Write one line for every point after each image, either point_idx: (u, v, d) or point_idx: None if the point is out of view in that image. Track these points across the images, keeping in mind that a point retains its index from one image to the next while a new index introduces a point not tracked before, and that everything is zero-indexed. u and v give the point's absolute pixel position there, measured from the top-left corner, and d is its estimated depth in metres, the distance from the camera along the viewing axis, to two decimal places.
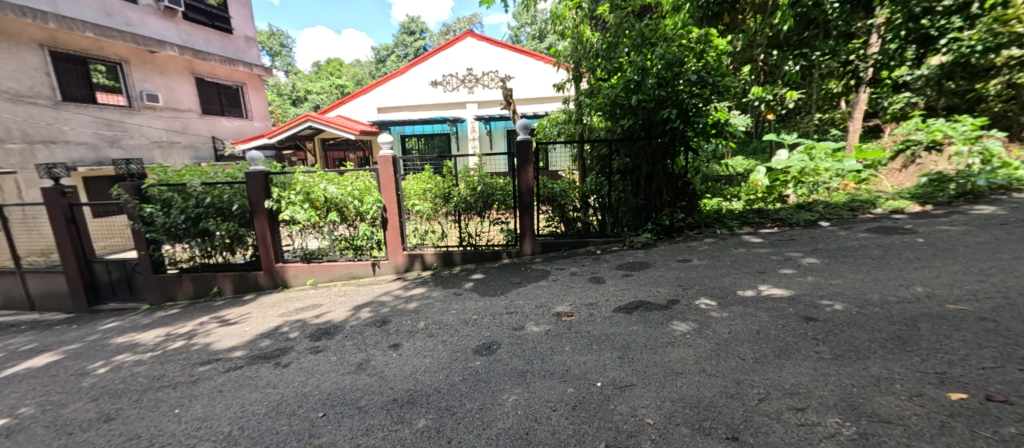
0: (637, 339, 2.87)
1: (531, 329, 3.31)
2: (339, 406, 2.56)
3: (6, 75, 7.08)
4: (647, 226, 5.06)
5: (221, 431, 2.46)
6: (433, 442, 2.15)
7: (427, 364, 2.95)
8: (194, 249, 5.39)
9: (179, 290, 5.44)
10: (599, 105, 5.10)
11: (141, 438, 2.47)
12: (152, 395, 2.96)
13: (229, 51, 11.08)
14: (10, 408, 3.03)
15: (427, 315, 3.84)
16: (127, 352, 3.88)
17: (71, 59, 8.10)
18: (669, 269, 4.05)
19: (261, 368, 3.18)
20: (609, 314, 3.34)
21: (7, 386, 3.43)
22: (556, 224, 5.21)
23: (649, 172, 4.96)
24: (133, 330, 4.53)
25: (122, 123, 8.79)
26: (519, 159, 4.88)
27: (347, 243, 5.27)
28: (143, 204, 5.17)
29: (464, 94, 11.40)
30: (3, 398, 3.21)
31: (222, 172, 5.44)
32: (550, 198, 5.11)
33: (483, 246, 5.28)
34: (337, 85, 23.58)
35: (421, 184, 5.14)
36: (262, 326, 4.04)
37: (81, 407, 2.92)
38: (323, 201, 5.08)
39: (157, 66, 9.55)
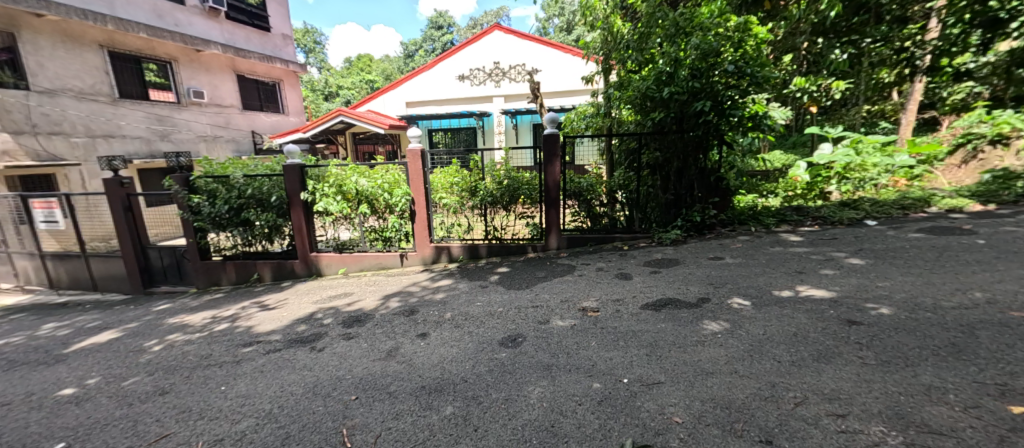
0: (665, 337, 2.82)
1: (556, 323, 3.30)
2: (370, 391, 2.64)
3: (71, 75, 7.63)
4: (677, 223, 4.95)
5: (262, 408, 2.58)
6: (461, 430, 2.19)
7: (454, 354, 3.00)
8: (237, 238, 5.66)
9: (223, 275, 5.73)
10: (628, 98, 4.95)
11: (191, 412, 2.62)
12: (199, 373, 3.14)
13: (267, 49, 11.48)
14: (79, 379, 3.29)
15: (453, 306, 3.91)
16: (177, 332, 4.12)
17: (127, 59, 8.62)
18: (699, 267, 3.94)
19: (298, 352, 3.31)
20: (637, 311, 3.29)
21: (76, 358, 3.73)
22: (582, 219, 5.16)
23: (680, 167, 4.84)
24: (183, 311, 4.81)
25: (171, 118, 9.29)
26: (546, 153, 4.86)
27: (376, 234, 5.40)
28: (190, 195, 5.47)
29: (490, 88, 11.40)
30: (72, 370, 3.49)
31: (261, 165, 5.67)
32: (576, 192, 5.07)
33: (508, 239, 5.29)
34: (368, 81, 24.41)
35: (448, 177, 5.20)
36: (298, 312, 4.21)
37: (139, 380, 3.13)
38: (354, 193, 5.23)
39: (202, 65, 9.97)
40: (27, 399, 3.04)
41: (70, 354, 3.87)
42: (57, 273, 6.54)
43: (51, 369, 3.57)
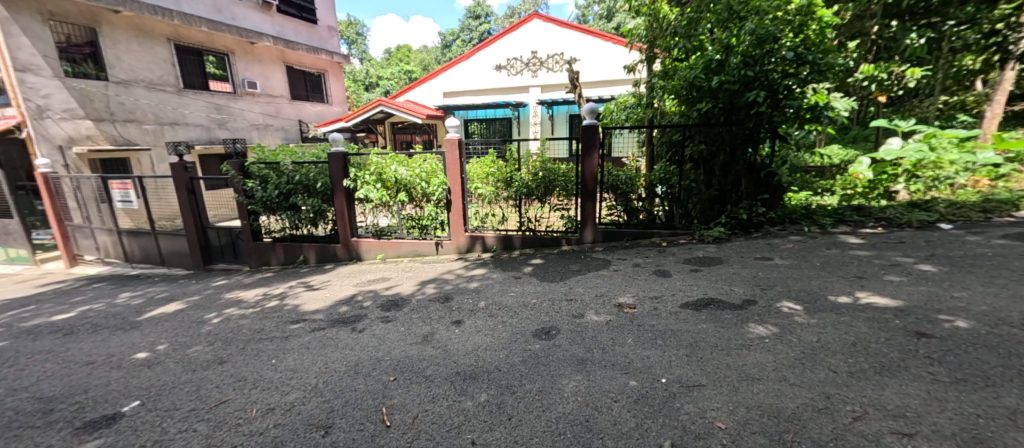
0: (707, 338, 2.72)
1: (591, 318, 3.26)
2: (408, 373, 2.71)
3: (143, 67, 8.21)
4: (720, 220, 4.74)
5: (309, 383, 2.71)
6: (495, 417, 2.21)
7: (488, 342, 3.02)
8: (286, 221, 5.91)
9: (272, 256, 6.05)
10: (673, 88, 4.73)
11: (246, 381, 2.79)
12: (254, 345, 3.33)
13: (314, 41, 11.86)
14: (149, 344, 3.58)
15: (487, 295, 3.94)
16: (233, 306, 4.39)
17: (191, 51, 9.15)
18: (744, 267, 3.77)
19: (341, 332, 3.44)
20: (676, 310, 3.19)
21: (148, 326, 4.05)
22: (619, 213, 5.05)
23: (726, 161, 4.61)
24: (238, 287, 5.12)
25: (228, 107, 9.81)
26: (584, 145, 4.76)
27: (414, 222, 5.50)
28: (245, 180, 5.77)
29: (528, 78, 11.29)
30: (145, 336, 3.79)
31: (309, 153, 5.92)
32: (613, 185, 4.95)
33: (542, 231, 5.26)
34: (406, 71, 24.78)
35: (484, 167, 5.17)
36: (340, 293, 4.38)
37: (201, 349, 3.36)
38: (393, 182, 5.35)
39: (256, 56, 10.43)
40: (107, 360, 3.34)
41: (142, 321, 4.21)
42: (131, 248, 7.10)
43: (127, 334, 3.89)
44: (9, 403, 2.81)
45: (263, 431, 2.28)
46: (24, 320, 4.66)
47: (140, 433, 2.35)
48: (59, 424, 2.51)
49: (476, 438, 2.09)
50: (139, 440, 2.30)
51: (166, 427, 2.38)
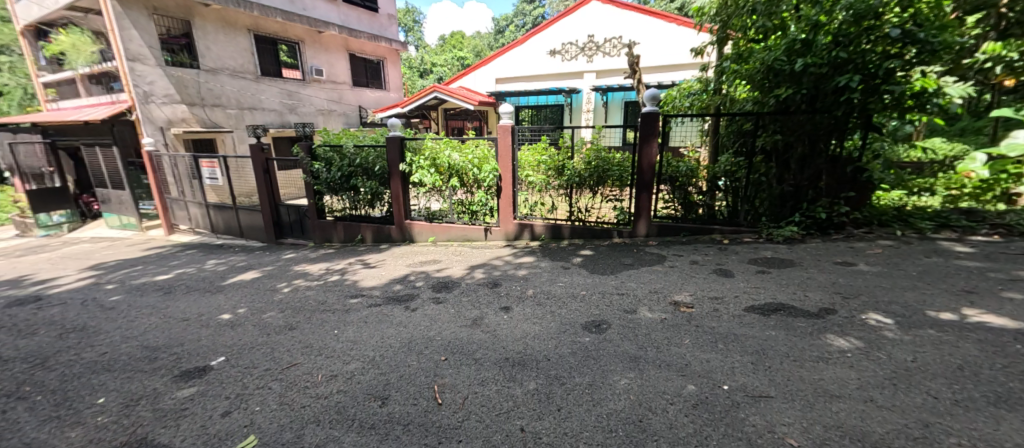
0: (777, 347, 2.52)
1: (644, 314, 3.14)
2: (458, 354, 2.76)
3: (228, 56, 8.87)
4: (793, 218, 4.37)
5: (367, 355, 2.83)
6: (544, 407, 2.20)
7: (537, 331, 3.00)
8: (346, 202, 6.22)
9: (334, 234, 6.39)
10: (747, 73, 4.34)
11: (312, 348, 2.97)
12: (318, 315, 3.54)
13: (374, 29, 12.20)
14: (231, 307, 3.92)
15: (535, 283, 3.92)
16: (300, 278, 4.69)
17: (267, 41, 9.74)
18: (821, 271, 3.46)
19: (395, 309, 3.56)
20: (740, 313, 2.99)
21: (230, 290, 4.44)
22: (675, 207, 4.80)
23: (805, 153, 4.22)
24: (305, 261, 5.46)
25: (298, 94, 10.41)
26: (642, 133, 4.54)
27: (464, 207, 5.57)
28: (312, 161, 6.12)
29: (582, 63, 10.96)
30: (226, 299, 4.16)
31: (369, 136, 6.16)
32: (671, 177, 4.72)
33: (592, 222, 5.14)
34: (459, 58, 25.01)
35: (536, 155, 5.18)
36: (394, 272, 4.54)
37: (274, 315, 3.63)
38: (447, 166, 5.37)
39: (322, 44, 10.90)
40: (197, 318, 3.70)
41: (226, 286, 4.62)
42: (215, 221, 7.80)
43: (213, 297, 4.29)
44: (123, 348, 3.20)
45: (327, 396, 2.41)
46: (133, 278, 5.30)
47: (225, 386, 2.59)
48: (161, 371, 2.82)
49: (525, 426, 2.09)
50: (225, 392, 2.53)
51: (246, 383, 2.60)
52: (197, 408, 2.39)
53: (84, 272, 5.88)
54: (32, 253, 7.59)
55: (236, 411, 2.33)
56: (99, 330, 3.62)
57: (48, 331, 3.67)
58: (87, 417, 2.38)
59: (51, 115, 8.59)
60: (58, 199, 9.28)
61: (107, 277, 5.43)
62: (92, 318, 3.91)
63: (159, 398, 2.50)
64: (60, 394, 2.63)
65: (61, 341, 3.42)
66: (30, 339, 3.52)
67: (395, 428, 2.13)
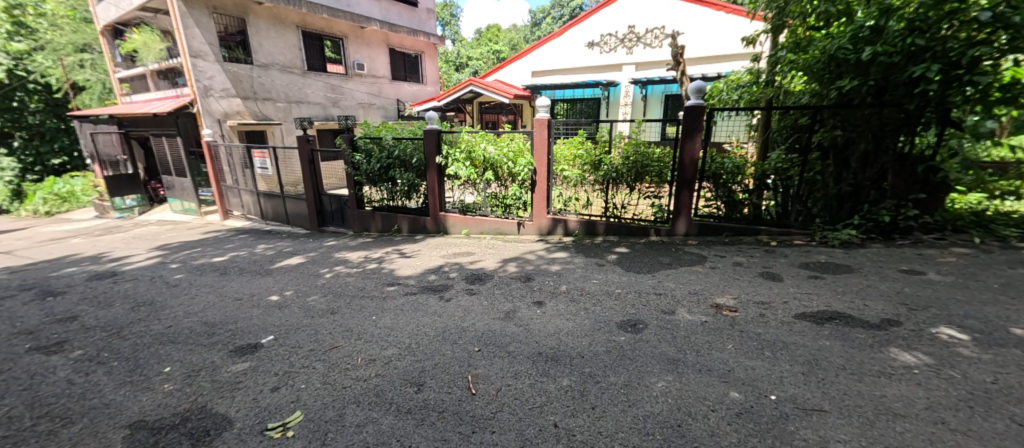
0: (831, 358, 2.36)
1: (683, 316, 3.03)
2: (492, 346, 2.77)
3: (278, 51, 9.27)
4: (852, 220, 4.08)
5: (403, 341, 2.89)
6: (578, 404, 2.16)
7: (570, 327, 2.96)
8: (384, 192, 6.37)
9: (372, 223, 6.57)
10: (804, 64, 4.05)
11: (353, 332, 3.07)
12: (358, 301, 3.65)
13: (414, 23, 12.36)
14: (279, 289, 4.11)
15: (569, 279, 3.86)
16: (341, 264, 4.85)
17: (314, 36, 10.09)
18: (883, 279, 3.21)
19: (430, 298, 3.62)
20: (789, 320, 2.82)
21: (278, 273, 4.66)
22: (718, 205, 4.61)
23: (869, 150, 3.91)
24: (346, 248, 5.65)
25: (341, 87, 10.73)
26: (685, 128, 4.36)
27: (497, 200, 5.57)
28: (354, 153, 6.31)
29: (622, 55, 10.62)
30: (275, 282, 4.36)
31: (407, 129, 6.26)
32: (715, 174, 4.52)
33: (629, 219, 4.99)
34: (495, 51, 24.97)
35: (572, 149, 5.06)
36: (429, 263, 4.60)
37: (317, 299, 3.77)
38: (482, 160, 5.42)
39: (365, 39, 11.17)
40: (249, 299, 3.91)
41: (274, 269, 4.86)
42: (265, 208, 8.17)
43: (263, 279, 4.51)
44: (185, 323, 3.44)
45: (367, 378, 2.48)
46: (193, 259, 5.66)
47: (275, 363, 2.72)
48: (217, 345, 3.00)
49: (558, 422, 2.06)
50: (274, 369, 2.65)
51: (293, 361, 2.72)
52: (250, 381, 2.52)
53: (151, 251, 6.36)
54: (108, 233, 8.28)
55: (284, 387, 2.45)
56: (165, 305, 3.91)
57: (121, 303, 3.99)
58: (154, 384, 2.57)
59: (124, 107, 9.33)
60: (131, 185, 10.07)
61: (171, 257, 5.84)
62: (159, 294, 4.22)
63: (216, 371, 2.67)
64: (132, 361, 2.86)
65: (132, 313, 3.72)
66: (107, 310, 3.85)
67: (431, 414, 2.15)
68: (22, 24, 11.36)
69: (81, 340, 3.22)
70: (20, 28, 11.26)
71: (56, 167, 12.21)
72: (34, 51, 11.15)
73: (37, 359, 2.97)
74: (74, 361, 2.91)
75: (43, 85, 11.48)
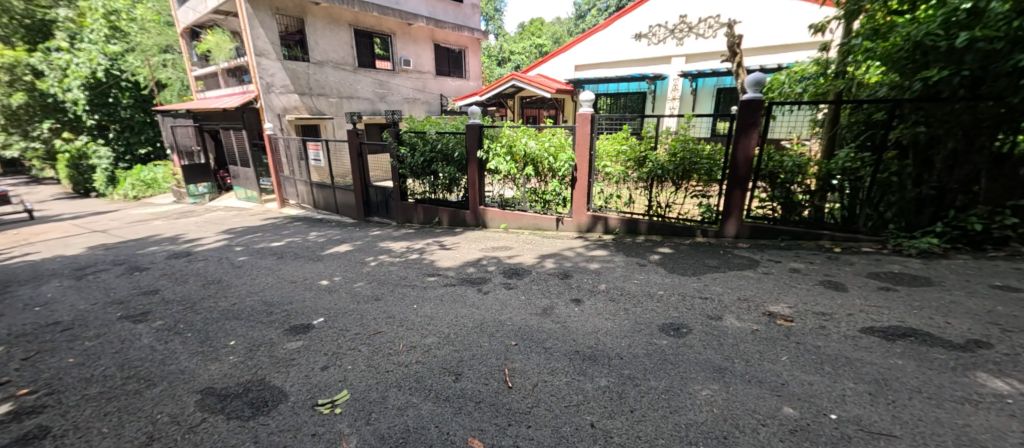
0: (905, 379, 2.12)
1: (731, 322, 2.83)
2: (529, 341, 2.71)
3: (332, 49, 9.64)
4: (934, 228, 3.66)
5: (442, 331, 2.89)
6: (616, 406, 2.07)
7: (608, 327, 2.84)
8: (427, 186, 6.46)
9: (414, 215, 6.67)
10: (884, 53, 3.64)
11: (395, 319, 3.11)
12: (400, 289, 3.71)
13: (458, 19, 12.44)
14: (327, 275, 4.25)
15: (608, 278, 3.72)
16: (385, 253, 4.96)
17: (365, 34, 10.39)
18: (969, 295, 2.85)
19: (468, 290, 3.61)
20: (854, 334, 2.57)
21: (328, 259, 4.84)
22: (773, 207, 4.30)
23: (959, 148, 3.48)
24: (390, 238, 5.78)
25: (388, 83, 10.99)
26: (740, 123, 4.08)
27: (537, 196, 5.49)
28: (399, 146, 6.42)
29: (672, 47, 10.14)
30: (325, 267, 4.52)
31: (450, 124, 6.31)
32: (772, 173, 4.21)
33: (673, 219, 4.77)
34: (538, 45, 24.72)
35: (616, 144, 4.86)
36: (468, 255, 4.61)
37: (363, 285, 3.86)
38: (522, 155, 5.33)
39: (412, 36, 11.36)
40: (302, 282, 4.08)
41: (325, 255, 5.06)
42: (318, 198, 8.52)
43: (314, 264, 4.70)
44: (248, 301, 3.65)
45: (408, 364, 2.51)
46: (256, 243, 6.01)
47: (325, 343, 2.82)
48: (273, 324, 3.16)
49: (595, 422, 1.98)
50: (324, 349, 2.75)
51: (341, 343, 2.80)
52: (302, 359, 2.63)
53: (219, 234, 6.84)
54: (184, 216, 9.00)
55: (332, 366, 2.54)
56: (233, 283, 4.17)
57: (195, 280, 4.31)
58: (221, 355, 2.76)
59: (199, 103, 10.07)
60: (202, 174, 10.74)
61: (236, 240, 6.24)
62: (225, 273, 4.52)
63: (274, 347, 2.81)
64: (203, 333, 3.09)
65: (205, 290, 4.00)
66: (184, 285, 4.17)
67: (467, 403, 2.14)
68: (117, 30, 12.72)
69: (162, 312, 3.53)
70: (116, 33, 12.64)
71: (143, 155, 13.59)
72: (126, 53, 12.31)
73: (126, 327, 3.30)
74: (156, 330, 3.19)
75: (133, 83, 12.68)
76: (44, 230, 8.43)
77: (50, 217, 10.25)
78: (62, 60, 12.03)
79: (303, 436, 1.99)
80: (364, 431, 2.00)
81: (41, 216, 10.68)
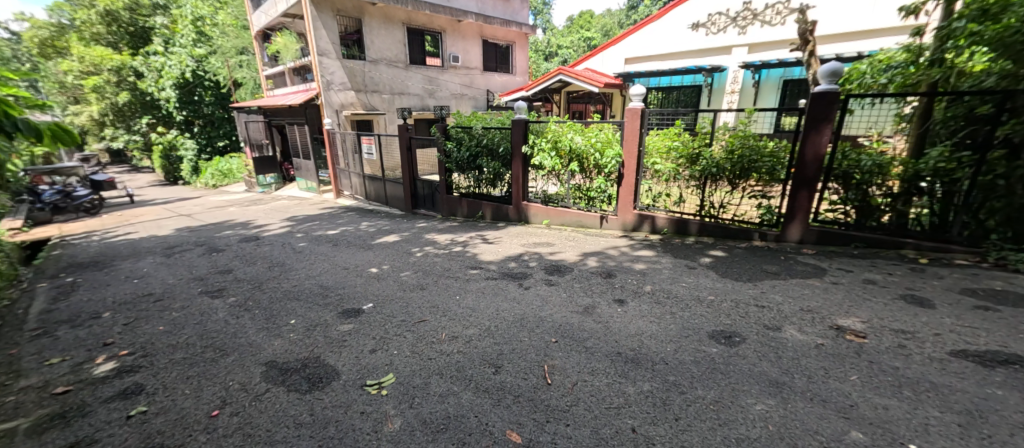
0: (1006, 414, 1.83)
1: (791, 333, 2.58)
2: (570, 339, 2.60)
3: (387, 48, 9.91)
4: None
5: (484, 323, 2.85)
6: (660, 412, 1.96)
7: (653, 330, 2.67)
8: (471, 180, 6.47)
9: (459, 209, 6.72)
10: (994, 36, 3.16)
11: (438, 308, 3.11)
12: (444, 280, 3.71)
13: (507, 14, 12.38)
14: (375, 263, 4.34)
15: (654, 280, 3.52)
16: (430, 245, 5.01)
17: (416, 32, 10.57)
18: None
19: (509, 285, 3.54)
20: (940, 356, 2.26)
21: (378, 248, 4.96)
22: (845, 210, 3.89)
23: None
24: (436, 230, 5.84)
25: (437, 80, 11.13)
26: (810, 118, 3.72)
27: (581, 192, 5.33)
28: (446, 141, 6.45)
29: (733, 36, 9.48)
30: (376, 256, 4.62)
31: (495, 119, 6.29)
32: (845, 173, 3.80)
33: (728, 220, 4.47)
34: (585, 39, 24.15)
35: (667, 141, 4.60)
36: (509, 250, 4.55)
37: (410, 275, 3.90)
38: (568, 151, 5.20)
39: (461, 33, 11.43)
40: (354, 268, 4.19)
41: (376, 244, 5.20)
42: (371, 191, 8.80)
43: (365, 252, 4.83)
44: (307, 284, 3.80)
45: (450, 353, 2.49)
46: (314, 230, 6.29)
47: (374, 328, 2.86)
48: (328, 306, 3.25)
49: (637, 426, 1.89)
50: (374, 333, 2.79)
51: (389, 328, 2.83)
52: (355, 341, 2.69)
53: (284, 221, 7.25)
54: (253, 204, 9.65)
55: (381, 350, 2.57)
56: (294, 267, 4.37)
57: (260, 262, 4.56)
58: (283, 332, 2.88)
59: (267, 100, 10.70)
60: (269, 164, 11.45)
61: (299, 227, 6.57)
62: (288, 257, 4.75)
63: (329, 328, 2.89)
64: (268, 310, 3.24)
65: (271, 271, 4.22)
66: (252, 266, 4.43)
67: (507, 396, 2.11)
68: (203, 34, 13.49)
69: (235, 289, 3.76)
70: (202, 37, 13.37)
71: (221, 148, 14.60)
72: (210, 55, 13.15)
73: (206, 301, 3.54)
74: (229, 306, 3.39)
75: (214, 83, 13.60)
76: (144, 213, 9.40)
77: (146, 201, 11.43)
78: (157, 63, 13.22)
79: (354, 413, 2.04)
80: (409, 413, 2.03)
81: (138, 200, 11.91)
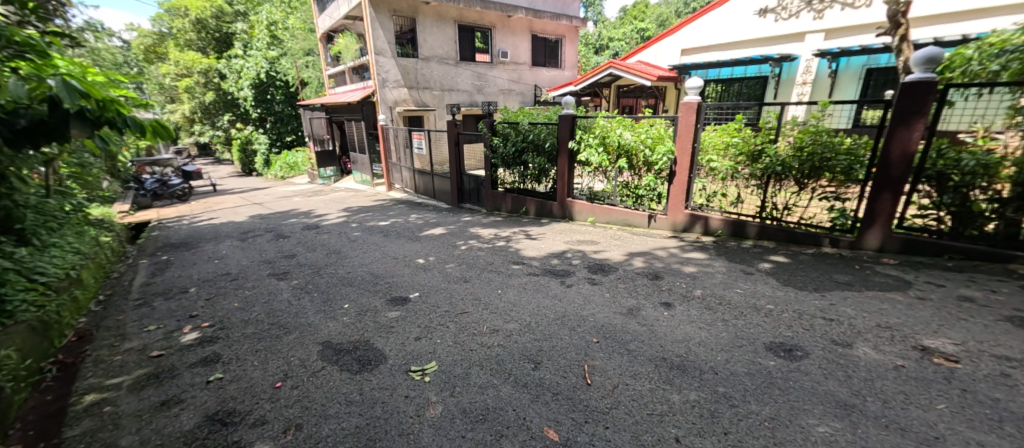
0: None
1: (865, 350, 2.27)
2: (612, 340, 2.45)
3: (438, 45, 10.04)
4: None
5: (523, 318, 2.75)
6: (708, 424, 1.78)
7: (703, 337, 2.46)
8: (516, 176, 6.38)
9: (503, 204, 6.66)
10: None
11: (479, 301, 3.05)
12: (485, 274, 3.65)
13: (558, 6, 12.13)
14: (420, 254, 4.36)
15: (705, 284, 3.26)
16: (474, 238, 4.98)
17: (467, 29, 10.61)
18: None
19: (551, 282, 3.42)
20: None
21: (426, 240, 5.00)
22: (937, 216, 3.41)
23: None
24: (480, 225, 5.81)
25: (485, 76, 11.12)
26: (898, 111, 3.29)
27: (629, 190, 5.09)
28: (493, 136, 6.41)
29: (807, 21, 8.70)
30: (423, 248, 4.64)
31: (543, 115, 6.14)
32: (940, 174, 3.33)
33: (793, 224, 4.09)
34: (638, 31, 23.30)
35: (725, 136, 4.24)
36: (553, 247, 4.42)
37: (455, 267, 3.88)
38: (616, 146, 4.95)
39: (511, 28, 11.34)
40: (402, 259, 4.24)
41: (423, 236, 5.25)
42: (420, 185, 8.93)
43: (411, 243, 4.88)
44: (358, 271, 3.87)
45: (490, 346, 2.42)
46: (368, 221, 6.48)
47: (419, 317, 2.84)
48: (377, 293, 3.29)
49: (681, 437, 1.73)
50: (419, 322, 2.77)
51: (432, 318, 2.80)
52: (399, 328, 2.69)
53: (341, 211, 7.53)
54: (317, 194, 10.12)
55: (423, 339, 2.54)
56: (347, 254, 4.49)
57: (317, 249, 4.73)
58: (337, 315, 2.93)
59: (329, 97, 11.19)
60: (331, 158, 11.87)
61: (354, 217, 6.80)
62: (342, 245, 4.90)
63: (375, 314, 2.91)
64: (325, 294, 3.33)
65: (329, 258, 4.36)
66: (309, 252, 4.60)
67: (545, 392, 2.00)
68: (277, 38, 14.19)
69: (297, 272, 3.91)
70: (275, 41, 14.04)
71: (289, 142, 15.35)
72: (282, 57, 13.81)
73: (272, 282, 3.70)
74: (292, 288, 3.53)
75: (285, 83, 14.25)
76: (221, 200, 10.08)
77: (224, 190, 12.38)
78: (238, 65, 14.18)
79: (397, 396, 2.02)
80: (448, 402, 1.97)
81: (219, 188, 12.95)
